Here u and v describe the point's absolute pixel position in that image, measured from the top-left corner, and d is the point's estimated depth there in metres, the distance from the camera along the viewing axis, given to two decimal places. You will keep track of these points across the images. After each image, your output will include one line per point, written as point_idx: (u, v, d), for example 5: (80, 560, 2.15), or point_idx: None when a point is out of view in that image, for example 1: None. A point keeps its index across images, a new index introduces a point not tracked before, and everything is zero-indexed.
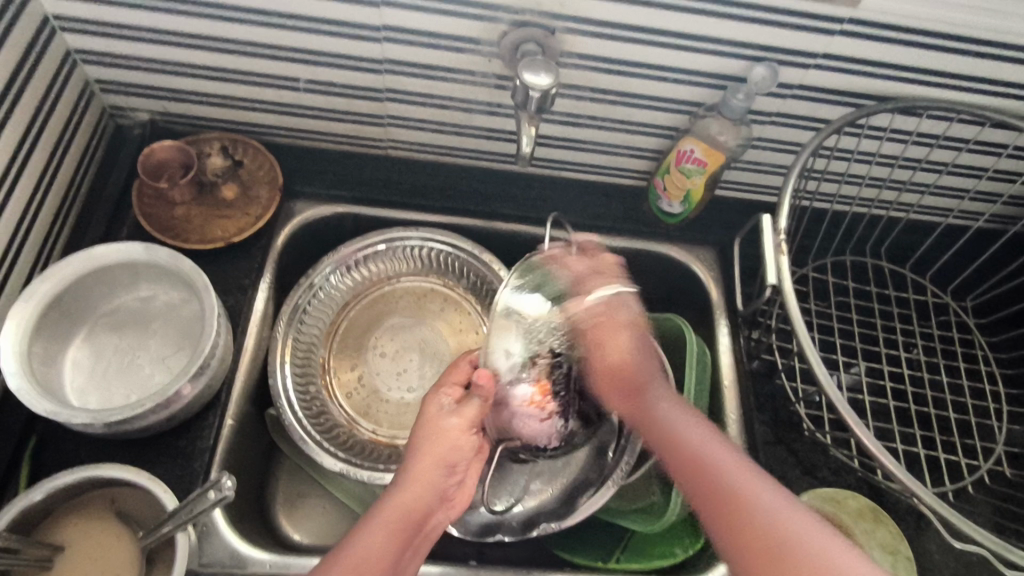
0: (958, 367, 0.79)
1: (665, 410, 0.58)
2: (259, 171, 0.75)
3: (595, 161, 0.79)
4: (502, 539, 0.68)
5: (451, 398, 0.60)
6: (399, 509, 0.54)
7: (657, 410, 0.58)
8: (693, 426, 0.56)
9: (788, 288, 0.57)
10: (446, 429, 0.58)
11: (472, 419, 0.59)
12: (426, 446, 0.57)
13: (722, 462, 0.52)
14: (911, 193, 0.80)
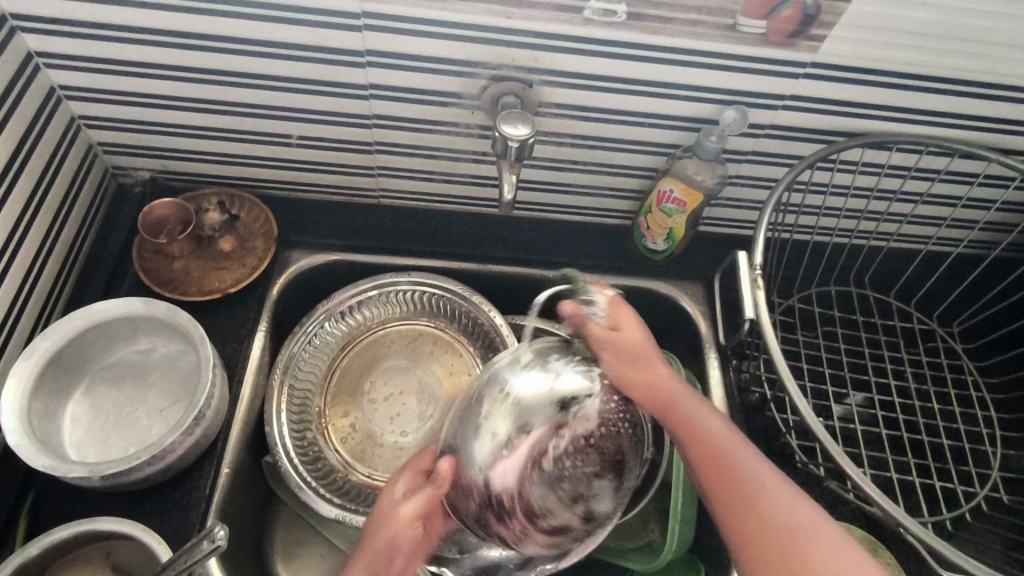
0: (949, 393, 0.79)
1: (674, 387, 0.63)
2: (255, 224, 0.78)
3: (581, 202, 0.82)
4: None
5: (406, 489, 0.60)
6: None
7: (664, 381, 0.63)
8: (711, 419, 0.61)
9: (766, 321, 0.59)
10: (388, 521, 0.58)
11: (418, 511, 0.58)
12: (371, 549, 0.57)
13: (742, 455, 0.58)
14: (889, 223, 0.82)
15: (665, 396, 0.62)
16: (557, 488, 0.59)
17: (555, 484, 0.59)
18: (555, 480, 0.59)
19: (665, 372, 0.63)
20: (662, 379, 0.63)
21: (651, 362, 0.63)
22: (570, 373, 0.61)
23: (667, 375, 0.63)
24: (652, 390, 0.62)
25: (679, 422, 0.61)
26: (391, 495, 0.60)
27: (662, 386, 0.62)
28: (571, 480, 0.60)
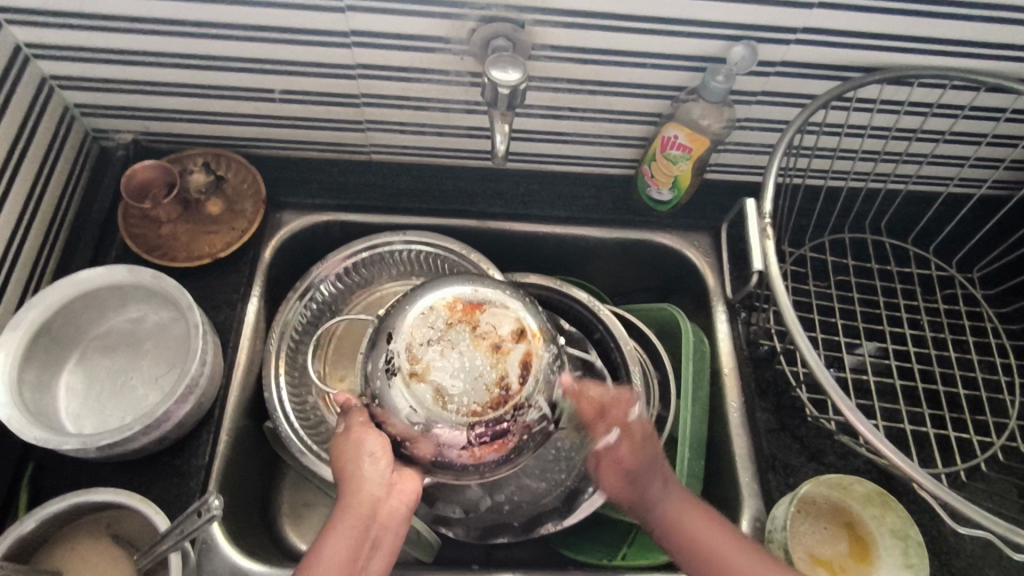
0: (967, 341, 0.77)
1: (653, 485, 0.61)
2: (243, 185, 0.75)
3: (580, 152, 0.78)
4: (502, 540, 0.70)
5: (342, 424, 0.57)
6: (342, 522, 0.53)
7: (663, 508, 0.59)
8: (680, 500, 0.60)
9: (775, 272, 0.55)
10: (344, 441, 0.56)
11: (357, 429, 0.55)
12: (344, 473, 0.55)
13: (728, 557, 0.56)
14: (908, 164, 0.78)
15: (683, 531, 0.58)
16: (467, 363, 0.54)
17: (461, 365, 0.54)
18: (453, 361, 0.54)
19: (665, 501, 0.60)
20: (664, 500, 0.60)
21: (646, 470, 0.61)
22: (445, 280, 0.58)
23: (694, 524, 0.58)
24: (663, 516, 0.59)
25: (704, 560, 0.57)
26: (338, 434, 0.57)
27: (668, 509, 0.59)
28: (467, 353, 0.54)
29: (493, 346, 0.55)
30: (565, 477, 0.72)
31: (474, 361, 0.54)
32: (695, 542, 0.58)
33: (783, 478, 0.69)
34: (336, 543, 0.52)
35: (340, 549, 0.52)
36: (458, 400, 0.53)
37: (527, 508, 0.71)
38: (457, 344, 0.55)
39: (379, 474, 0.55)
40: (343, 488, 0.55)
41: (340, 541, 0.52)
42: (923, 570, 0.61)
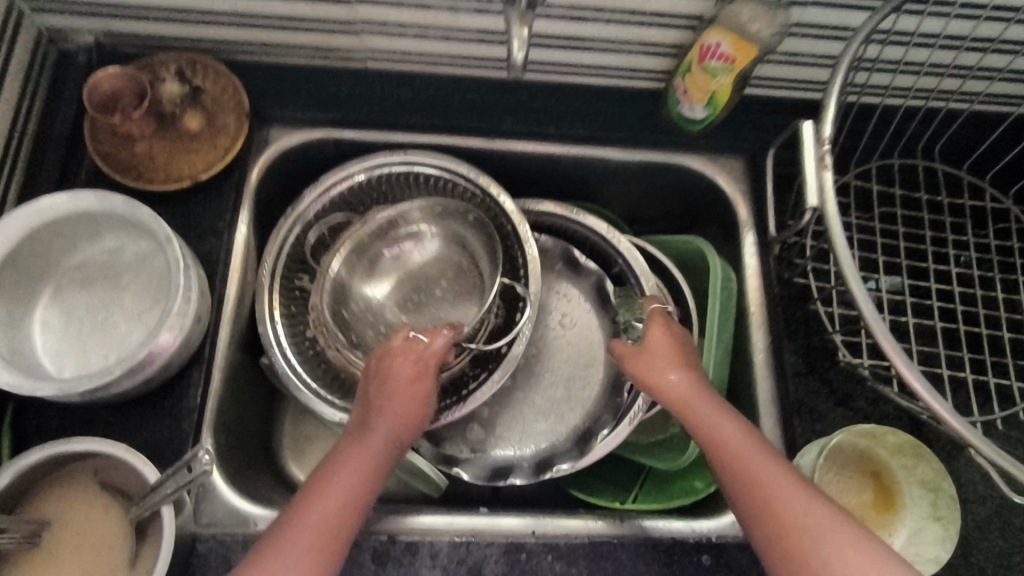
0: (1017, 281, 0.71)
1: (703, 413, 0.53)
2: (223, 96, 0.67)
3: (605, 62, 0.69)
4: (513, 481, 0.66)
5: (409, 372, 0.58)
6: (357, 457, 0.55)
7: (715, 432, 0.52)
8: (736, 429, 0.52)
9: (832, 210, 0.49)
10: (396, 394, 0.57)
11: (422, 376, 0.58)
12: (393, 416, 0.56)
13: (784, 494, 0.48)
14: (977, 81, 0.68)
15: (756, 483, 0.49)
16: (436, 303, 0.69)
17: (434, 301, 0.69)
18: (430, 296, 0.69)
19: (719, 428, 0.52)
20: (736, 439, 0.51)
21: (707, 404, 0.54)
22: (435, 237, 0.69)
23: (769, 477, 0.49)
24: (731, 457, 0.51)
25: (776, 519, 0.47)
26: (394, 369, 0.58)
27: (740, 450, 0.51)
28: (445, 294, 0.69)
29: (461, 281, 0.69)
30: (579, 419, 0.69)
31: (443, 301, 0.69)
32: (771, 499, 0.48)
33: (809, 425, 0.65)
34: (346, 482, 0.53)
35: (346, 486, 0.53)
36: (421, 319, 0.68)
37: (536, 449, 0.68)
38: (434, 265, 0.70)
39: (412, 435, 0.57)
40: (380, 426, 0.56)
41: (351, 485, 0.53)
42: (951, 522, 0.59)
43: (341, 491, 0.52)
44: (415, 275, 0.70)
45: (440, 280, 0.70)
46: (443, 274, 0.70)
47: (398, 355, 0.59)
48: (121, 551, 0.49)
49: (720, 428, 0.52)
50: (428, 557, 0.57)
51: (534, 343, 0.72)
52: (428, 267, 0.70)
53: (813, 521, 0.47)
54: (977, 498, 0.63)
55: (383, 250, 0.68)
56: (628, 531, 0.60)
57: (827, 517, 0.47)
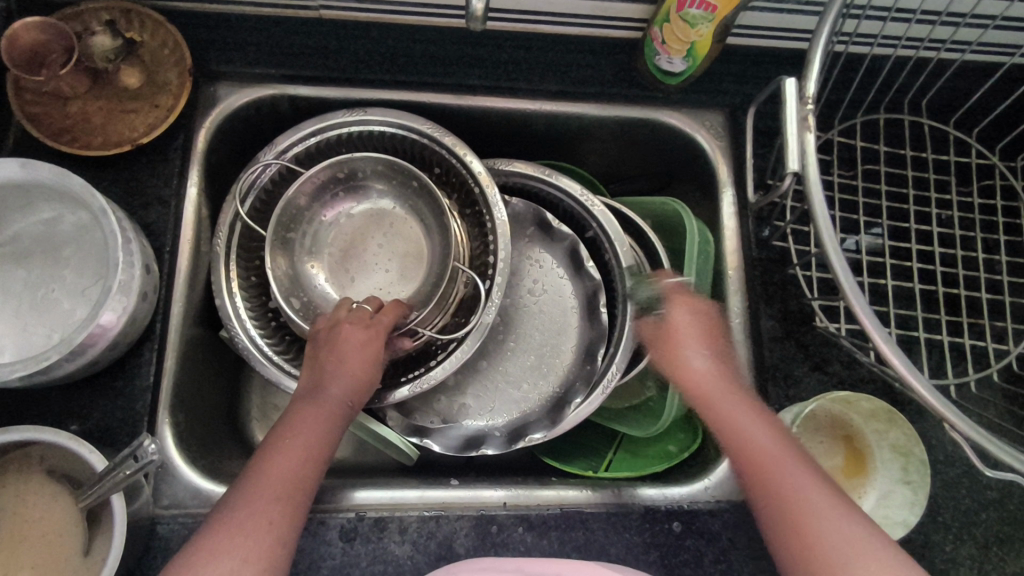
0: (998, 241, 0.69)
1: (729, 402, 0.53)
2: (163, 50, 0.62)
3: (578, 10, 0.64)
4: (485, 452, 0.65)
5: (359, 340, 0.56)
6: (313, 417, 0.53)
7: (739, 425, 0.52)
8: (764, 423, 0.52)
9: (812, 177, 0.46)
10: (342, 360, 0.55)
11: (374, 339, 0.56)
12: (345, 376, 0.54)
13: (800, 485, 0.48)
14: (970, 29, 0.65)
15: (777, 489, 0.48)
16: (393, 267, 0.69)
17: (387, 263, 0.69)
18: (383, 259, 0.69)
19: (748, 425, 0.51)
20: (766, 448, 0.50)
21: (724, 390, 0.54)
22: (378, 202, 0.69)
23: (793, 483, 0.48)
24: (759, 464, 0.50)
25: (796, 522, 0.47)
26: (347, 336, 0.55)
27: (763, 450, 0.50)
28: (403, 260, 0.69)
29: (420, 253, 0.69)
30: (553, 386, 0.68)
31: (402, 267, 0.69)
32: (792, 495, 0.48)
33: (783, 390, 0.64)
34: (301, 441, 0.51)
35: (302, 449, 0.51)
36: (378, 281, 0.69)
37: (510, 418, 0.67)
38: (383, 228, 0.70)
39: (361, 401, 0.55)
40: (333, 387, 0.54)
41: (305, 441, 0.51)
42: (920, 488, 0.58)
43: (296, 451, 0.51)
44: (356, 237, 0.69)
45: (385, 229, 0.70)
46: (387, 221, 0.70)
47: (346, 324, 0.56)
48: (71, 540, 0.47)
49: (748, 432, 0.51)
50: (397, 531, 0.57)
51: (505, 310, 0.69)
52: (375, 219, 0.69)
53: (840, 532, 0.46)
54: (947, 460, 0.63)
55: (320, 213, 0.67)
56: (598, 501, 0.60)
57: (837, 510, 0.47)
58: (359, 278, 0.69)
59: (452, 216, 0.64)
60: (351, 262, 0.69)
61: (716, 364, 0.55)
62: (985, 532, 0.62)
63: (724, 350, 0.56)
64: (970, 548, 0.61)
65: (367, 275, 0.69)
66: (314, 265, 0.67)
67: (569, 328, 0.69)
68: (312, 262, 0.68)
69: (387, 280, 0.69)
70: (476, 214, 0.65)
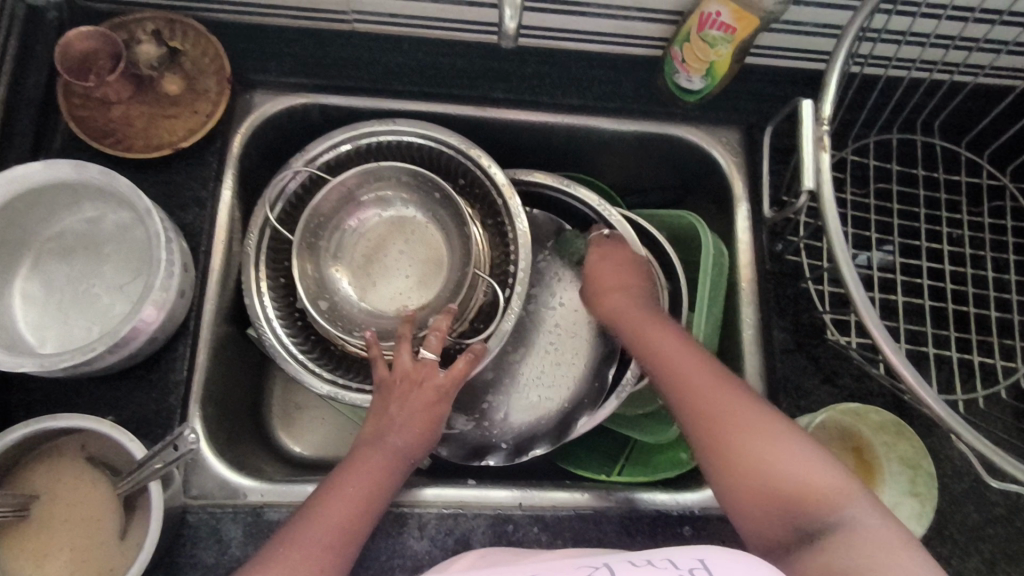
0: (1007, 261, 0.71)
1: (639, 322, 0.60)
2: (204, 59, 0.64)
3: (602, 28, 0.66)
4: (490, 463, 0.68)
5: (429, 394, 0.59)
6: (375, 467, 0.56)
7: (646, 335, 0.58)
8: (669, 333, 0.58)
9: (826, 194, 0.47)
10: (411, 406, 0.58)
11: (440, 395, 0.59)
12: (409, 430, 0.58)
13: (697, 373, 0.53)
14: (983, 53, 0.66)
15: (671, 370, 0.54)
16: (411, 273, 0.71)
17: (405, 268, 0.72)
18: (402, 264, 0.72)
19: (654, 336, 0.58)
20: (659, 344, 0.57)
21: (638, 316, 0.61)
22: (400, 211, 0.72)
23: (685, 365, 0.54)
24: (657, 358, 0.56)
25: (684, 390, 0.53)
26: (413, 400, 0.59)
27: (666, 350, 0.56)
28: (420, 266, 0.71)
29: (440, 260, 0.71)
30: (560, 402, 0.69)
31: (420, 273, 0.71)
32: (677, 371, 0.54)
33: (795, 400, 0.65)
34: (367, 483, 0.55)
35: (359, 492, 0.54)
36: (397, 287, 0.71)
37: (517, 430, 0.69)
38: (405, 235, 0.72)
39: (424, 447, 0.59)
40: (400, 433, 0.58)
41: (366, 489, 0.54)
42: (928, 500, 0.60)
43: (360, 488, 0.54)
44: (377, 242, 0.72)
45: (406, 237, 0.72)
46: (408, 230, 0.72)
47: (416, 375, 0.59)
48: (109, 524, 0.49)
49: (655, 340, 0.57)
50: (416, 528, 0.59)
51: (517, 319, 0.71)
52: (397, 226, 0.72)
53: (733, 406, 0.50)
54: (955, 474, 0.65)
55: (345, 218, 0.70)
56: (614, 504, 0.61)
57: (731, 388, 0.52)
58: (380, 282, 0.71)
59: (474, 224, 0.67)
60: (370, 267, 0.71)
61: (632, 299, 0.63)
62: (992, 546, 0.63)
63: (641, 281, 0.64)
64: (976, 562, 0.62)
65: (386, 279, 0.71)
66: (337, 269, 0.70)
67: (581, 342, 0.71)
68: (336, 266, 0.70)
69: (406, 285, 0.71)
70: (499, 225, 0.68)
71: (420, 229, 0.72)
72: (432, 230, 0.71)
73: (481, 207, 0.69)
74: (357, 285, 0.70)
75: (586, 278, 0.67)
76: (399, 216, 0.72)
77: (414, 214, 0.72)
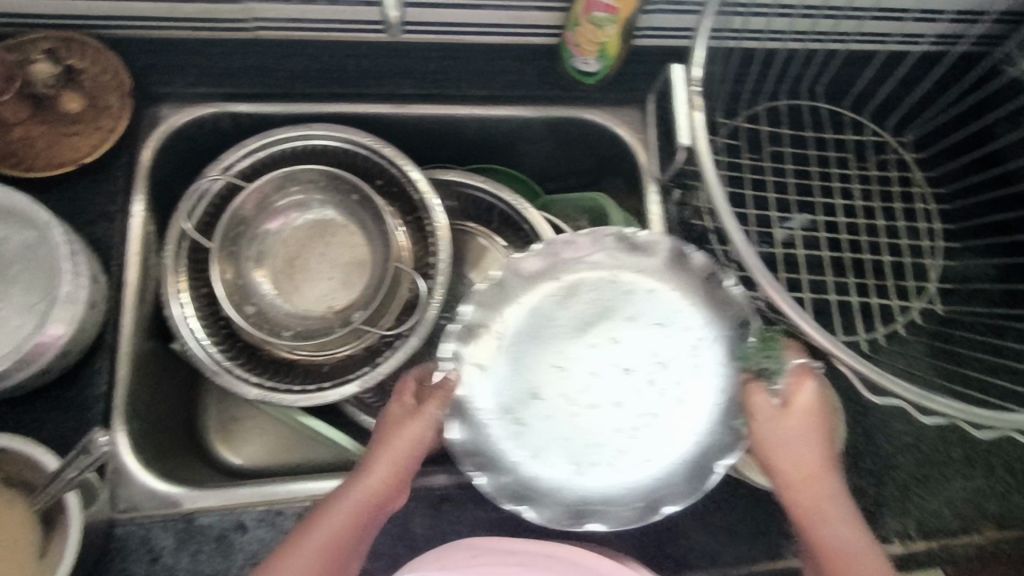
0: (894, 210, 0.76)
1: (830, 504, 0.52)
2: (103, 75, 0.64)
3: (497, 19, 0.68)
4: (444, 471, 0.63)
5: (411, 436, 0.55)
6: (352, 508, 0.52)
7: (835, 523, 0.52)
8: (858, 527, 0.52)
9: (699, 142, 0.50)
10: (397, 449, 0.54)
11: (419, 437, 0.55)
12: (388, 475, 0.53)
13: None
14: (848, 21, 0.70)
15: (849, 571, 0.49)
16: (335, 278, 0.72)
17: (329, 274, 0.72)
18: (326, 269, 0.72)
19: (839, 521, 0.52)
20: (845, 537, 0.51)
21: (830, 490, 0.53)
22: (320, 214, 0.73)
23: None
24: (838, 556, 0.50)
25: None
26: (413, 428, 0.55)
27: (850, 548, 0.50)
28: (343, 273, 0.72)
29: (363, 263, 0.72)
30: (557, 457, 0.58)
31: (343, 276, 0.72)
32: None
33: None
34: (332, 530, 0.51)
35: (320, 541, 0.50)
36: (322, 293, 0.71)
37: None
38: (327, 238, 0.73)
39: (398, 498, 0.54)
40: (375, 476, 0.53)
41: (335, 536, 0.50)
42: (836, 432, 0.64)
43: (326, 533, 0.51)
44: (298, 247, 0.72)
45: (327, 239, 0.73)
46: (329, 232, 0.73)
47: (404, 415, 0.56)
48: (27, 543, 0.48)
49: (841, 529, 0.51)
50: None
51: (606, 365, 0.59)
52: (318, 229, 0.73)
53: None
54: (865, 409, 0.69)
55: (263, 224, 0.70)
56: None
57: None
58: (304, 285, 0.72)
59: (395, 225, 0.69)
60: (293, 274, 0.72)
61: (826, 466, 0.54)
62: (904, 473, 0.67)
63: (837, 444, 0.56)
64: (892, 490, 0.66)
65: (311, 284, 0.72)
66: (260, 273, 0.70)
67: (668, 424, 0.57)
68: (260, 271, 0.70)
69: (330, 287, 0.72)
70: (417, 219, 0.70)
71: (342, 230, 0.73)
72: (354, 232, 0.72)
73: (400, 203, 0.71)
74: (280, 292, 0.71)
75: (776, 423, 0.54)
76: (319, 222, 0.73)
77: (334, 217, 0.73)
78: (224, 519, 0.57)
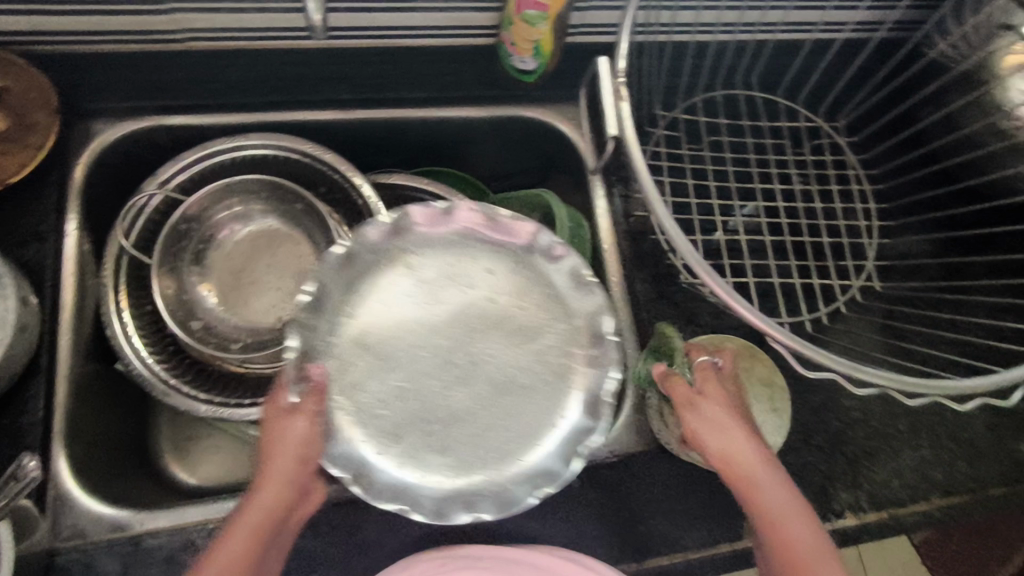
0: (831, 193, 0.78)
1: (766, 489, 0.50)
2: (28, 93, 0.62)
3: (432, 21, 0.68)
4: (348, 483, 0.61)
5: (302, 439, 0.52)
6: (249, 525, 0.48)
7: (768, 508, 0.50)
8: (794, 505, 0.50)
9: (627, 131, 0.51)
10: (286, 455, 0.51)
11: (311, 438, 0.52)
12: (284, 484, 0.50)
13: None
14: (775, 11, 0.72)
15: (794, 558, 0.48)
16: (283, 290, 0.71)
17: (276, 287, 0.71)
18: (273, 281, 0.72)
19: (773, 505, 0.50)
20: (784, 519, 0.49)
21: (762, 475, 0.51)
22: (265, 225, 0.72)
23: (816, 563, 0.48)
24: (782, 543, 0.49)
25: None
26: (294, 429, 0.52)
27: (790, 533, 0.49)
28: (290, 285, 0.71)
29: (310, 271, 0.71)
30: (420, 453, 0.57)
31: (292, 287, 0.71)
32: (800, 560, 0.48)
33: None
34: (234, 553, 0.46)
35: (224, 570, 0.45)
36: (269, 305, 0.70)
37: None
38: (273, 248, 0.72)
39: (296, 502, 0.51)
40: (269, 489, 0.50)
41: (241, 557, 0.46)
42: (784, 413, 0.65)
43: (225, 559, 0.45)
44: (245, 259, 0.72)
45: (274, 250, 0.72)
46: (275, 242, 0.72)
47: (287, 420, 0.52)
48: None
49: (778, 513, 0.50)
50: (308, 527, 0.59)
51: (479, 345, 0.59)
52: (264, 239, 0.72)
53: None
54: (813, 387, 0.71)
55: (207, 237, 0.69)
56: None
57: None
58: (251, 297, 0.70)
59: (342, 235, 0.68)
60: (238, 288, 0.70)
61: (751, 447, 0.52)
62: (853, 447, 0.69)
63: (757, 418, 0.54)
64: (842, 465, 0.68)
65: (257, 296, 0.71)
66: (206, 288, 0.69)
67: (540, 408, 0.58)
68: (204, 285, 0.69)
69: (279, 298, 0.71)
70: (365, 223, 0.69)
71: (288, 239, 0.72)
72: (301, 242, 0.72)
73: (345, 209, 0.70)
74: (225, 306, 0.69)
75: (693, 412, 0.53)
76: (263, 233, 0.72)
77: (280, 227, 0.72)
78: (173, 540, 0.56)
